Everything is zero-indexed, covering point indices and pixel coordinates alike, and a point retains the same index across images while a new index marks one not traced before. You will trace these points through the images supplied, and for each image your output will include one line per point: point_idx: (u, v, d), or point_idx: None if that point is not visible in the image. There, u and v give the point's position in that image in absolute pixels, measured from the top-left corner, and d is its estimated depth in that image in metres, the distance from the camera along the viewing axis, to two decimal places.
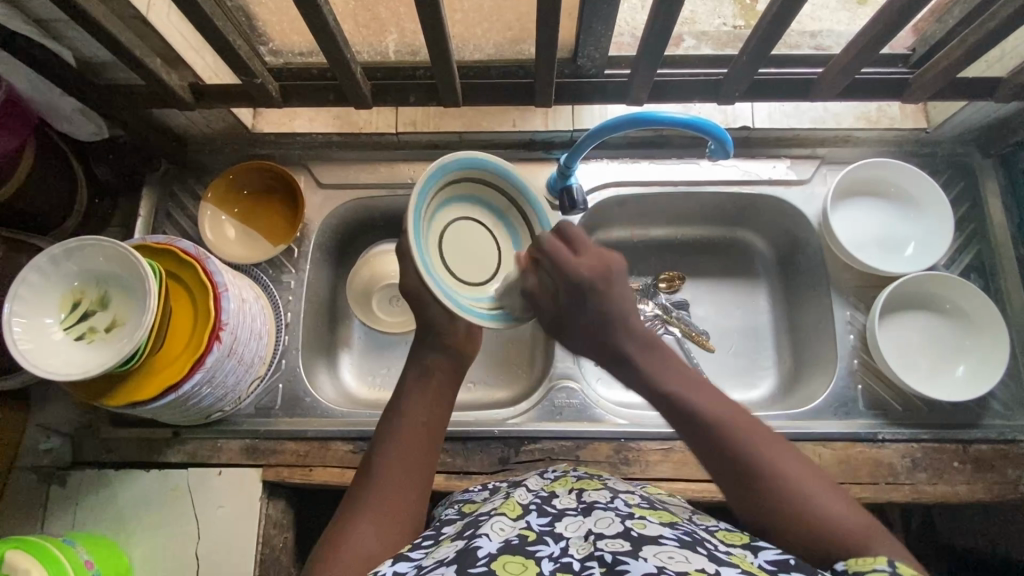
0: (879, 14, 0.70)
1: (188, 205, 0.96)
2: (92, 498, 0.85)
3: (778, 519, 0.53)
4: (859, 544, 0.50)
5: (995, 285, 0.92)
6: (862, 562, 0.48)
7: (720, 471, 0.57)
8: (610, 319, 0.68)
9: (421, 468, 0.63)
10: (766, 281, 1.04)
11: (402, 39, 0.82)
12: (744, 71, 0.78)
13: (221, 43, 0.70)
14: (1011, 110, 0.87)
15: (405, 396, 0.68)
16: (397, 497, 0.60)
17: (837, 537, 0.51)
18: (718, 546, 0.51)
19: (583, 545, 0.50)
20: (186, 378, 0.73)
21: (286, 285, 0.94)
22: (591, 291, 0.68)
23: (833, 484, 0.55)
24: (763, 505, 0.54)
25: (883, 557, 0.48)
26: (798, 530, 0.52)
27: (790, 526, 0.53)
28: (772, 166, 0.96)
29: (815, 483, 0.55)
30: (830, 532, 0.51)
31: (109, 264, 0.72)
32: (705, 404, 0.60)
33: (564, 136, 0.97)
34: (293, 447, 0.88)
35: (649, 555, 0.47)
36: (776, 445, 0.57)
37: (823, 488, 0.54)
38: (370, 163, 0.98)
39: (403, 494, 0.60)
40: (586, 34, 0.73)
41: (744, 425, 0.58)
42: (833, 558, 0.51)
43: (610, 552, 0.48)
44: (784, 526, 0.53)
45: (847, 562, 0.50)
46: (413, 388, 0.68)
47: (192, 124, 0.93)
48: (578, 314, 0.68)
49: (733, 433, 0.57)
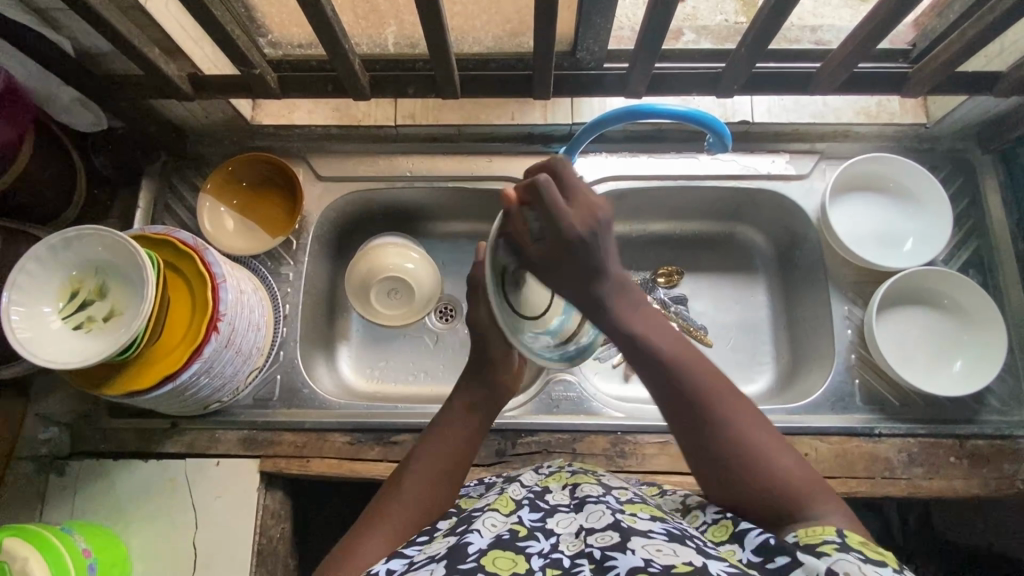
0: (878, 8, 0.70)
1: (187, 196, 0.96)
2: (92, 487, 0.86)
3: (731, 487, 0.55)
4: (803, 505, 0.52)
5: (994, 281, 0.92)
6: (812, 533, 0.49)
7: (681, 431, 0.56)
8: (586, 271, 0.55)
9: (446, 491, 0.63)
10: (764, 276, 1.04)
11: (401, 31, 0.82)
12: (743, 64, 0.78)
13: (219, 33, 0.70)
14: (1011, 105, 0.87)
15: (445, 418, 0.68)
16: (417, 514, 0.60)
17: (784, 495, 0.53)
18: (706, 540, 0.52)
19: (574, 543, 0.51)
20: (184, 367, 0.73)
21: (284, 277, 0.95)
22: (565, 251, 0.54)
23: (787, 444, 0.55)
24: (722, 470, 0.54)
25: (834, 528, 0.48)
26: (749, 493, 0.54)
27: (741, 489, 0.54)
28: (771, 161, 0.96)
29: (773, 444, 0.55)
30: (780, 496, 0.53)
31: (108, 254, 0.72)
32: (672, 352, 0.57)
33: (564, 129, 0.97)
34: (291, 438, 0.88)
35: (637, 548, 0.48)
36: (737, 404, 0.55)
37: (778, 449, 0.55)
38: (369, 156, 0.98)
39: (423, 512, 0.61)
40: (585, 26, 0.73)
41: (709, 379, 0.56)
42: (778, 517, 0.53)
43: (599, 548, 0.48)
44: (737, 491, 0.54)
45: (796, 532, 0.50)
46: (453, 410, 0.68)
47: (192, 115, 0.93)
48: (549, 277, 0.57)
49: (694, 386, 0.56)
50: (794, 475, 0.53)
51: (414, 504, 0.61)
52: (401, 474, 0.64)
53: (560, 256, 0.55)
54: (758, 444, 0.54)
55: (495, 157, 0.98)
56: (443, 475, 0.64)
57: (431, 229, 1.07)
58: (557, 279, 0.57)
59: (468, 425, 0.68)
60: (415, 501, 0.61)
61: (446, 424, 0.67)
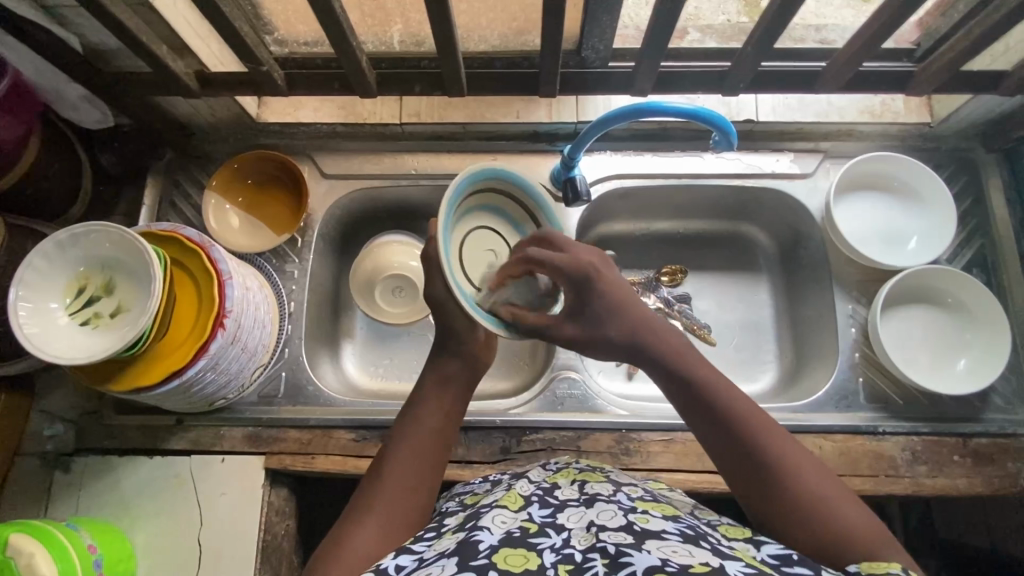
0: (885, 6, 0.70)
1: (192, 193, 0.96)
2: (97, 484, 0.86)
3: (789, 527, 0.54)
4: (874, 551, 0.50)
5: (998, 279, 0.92)
6: (875, 565, 0.48)
7: (735, 471, 0.58)
8: (621, 306, 0.65)
9: (430, 474, 0.63)
10: (768, 275, 1.05)
11: (407, 29, 0.82)
12: (749, 62, 0.78)
13: (227, 29, 0.70)
14: (1015, 104, 0.87)
15: (420, 402, 0.67)
16: (404, 501, 0.60)
17: (841, 535, 0.52)
18: (720, 538, 0.53)
19: (585, 537, 0.51)
20: (190, 364, 0.73)
21: (289, 274, 0.95)
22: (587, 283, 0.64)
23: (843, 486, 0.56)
24: (774, 507, 0.55)
25: (896, 561, 0.48)
26: (811, 535, 0.53)
27: (802, 531, 0.53)
28: (775, 159, 0.96)
29: (833, 488, 0.55)
30: (842, 536, 0.52)
31: (115, 250, 0.73)
32: (726, 399, 0.59)
33: (568, 127, 0.97)
34: (296, 435, 0.88)
35: (652, 548, 0.48)
36: (786, 443, 0.57)
37: (838, 494, 0.55)
38: (374, 154, 0.98)
39: (409, 499, 0.61)
40: (591, 25, 0.73)
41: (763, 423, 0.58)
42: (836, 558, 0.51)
43: (613, 544, 0.49)
44: (795, 532, 0.54)
45: (858, 565, 0.49)
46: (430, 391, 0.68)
47: (198, 112, 0.93)
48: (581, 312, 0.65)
49: (749, 429, 0.58)
50: (859, 521, 0.52)
51: (399, 492, 0.60)
52: (381, 464, 0.63)
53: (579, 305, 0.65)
54: (815, 485, 0.55)
55: (500, 156, 0.99)
56: (425, 461, 0.63)
57: None
58: (591, 329, 0.66)
59: (445, 406, 0.67)
60: (399, 488, 0.61)
61: (422, 408, 0.67)
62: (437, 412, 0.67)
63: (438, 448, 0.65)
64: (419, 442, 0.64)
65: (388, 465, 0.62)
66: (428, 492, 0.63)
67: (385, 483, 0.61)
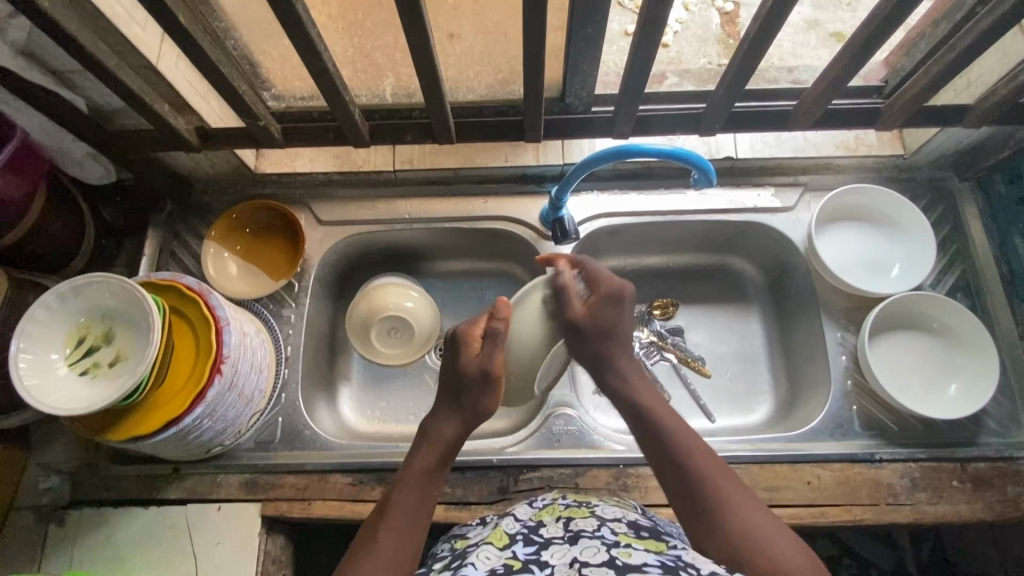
0: (842, 51, 0.74)
1: (191, 242, 0.99)
2: (94, 537, 0.85)
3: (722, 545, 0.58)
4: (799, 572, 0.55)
5: (982, 304, 0.94)
6: None
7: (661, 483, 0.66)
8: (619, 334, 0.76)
9: (416, 533, 0.64)
10: (757, 306, 1.06)
11: (398, 83, 0.86)
12: (722, 103, 0.82)
13: (226, 89, 0.74)
14: (982, 135, 0.91)
15: (416, 449, 0.71)
16: (402, 541, 0.62)
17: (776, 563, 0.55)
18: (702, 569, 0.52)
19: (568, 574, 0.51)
20: (188, 412, 0.74)
21: (286, 319, 0.96)
22: (601, 322, 0.76)
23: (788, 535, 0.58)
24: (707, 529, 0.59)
25: None
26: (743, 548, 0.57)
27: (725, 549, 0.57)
28: (757, 194, 0.99)
29: (731, 481, 0.62)
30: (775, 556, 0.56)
31: (117, 301, 0.74)
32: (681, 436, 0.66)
33: (555, 169, 1.01)
34: (292, 481, 0.88)
35: None
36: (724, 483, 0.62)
37: (736, 493, 0.61)
38: (369, 200, 1.01)
39: (396, 563, 0.60)
40: (573, 74, 0.77)
41: (704, 460, 0.64)
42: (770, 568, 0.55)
43: None
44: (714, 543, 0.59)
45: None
46: (426, 443, 0.71)
47: (197, 165, 0.97)
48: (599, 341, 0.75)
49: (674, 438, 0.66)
50: (771, 536, 0.57)
51: (387, 559, 0.60)
52: (375, 527, 0.64)
53: (603, 315, 0.76)
54: (719, 482, 0.62)
55: (490, 199, 1.01)
56: (412, 516, 0.64)
57: (430, 268, 1.09)
58: (591, 335, 0.75)
59: (435, 452, 0.70)
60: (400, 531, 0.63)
61: (416, 454, 0.70)
62: (429, 455, 0.70)
63: (426, 493, 0.67)
64: (406, 498, 0.66)
65: (388, 513, 0.64)
66: (415, 550, 0.62)
67: (374, 552, 0.61)
